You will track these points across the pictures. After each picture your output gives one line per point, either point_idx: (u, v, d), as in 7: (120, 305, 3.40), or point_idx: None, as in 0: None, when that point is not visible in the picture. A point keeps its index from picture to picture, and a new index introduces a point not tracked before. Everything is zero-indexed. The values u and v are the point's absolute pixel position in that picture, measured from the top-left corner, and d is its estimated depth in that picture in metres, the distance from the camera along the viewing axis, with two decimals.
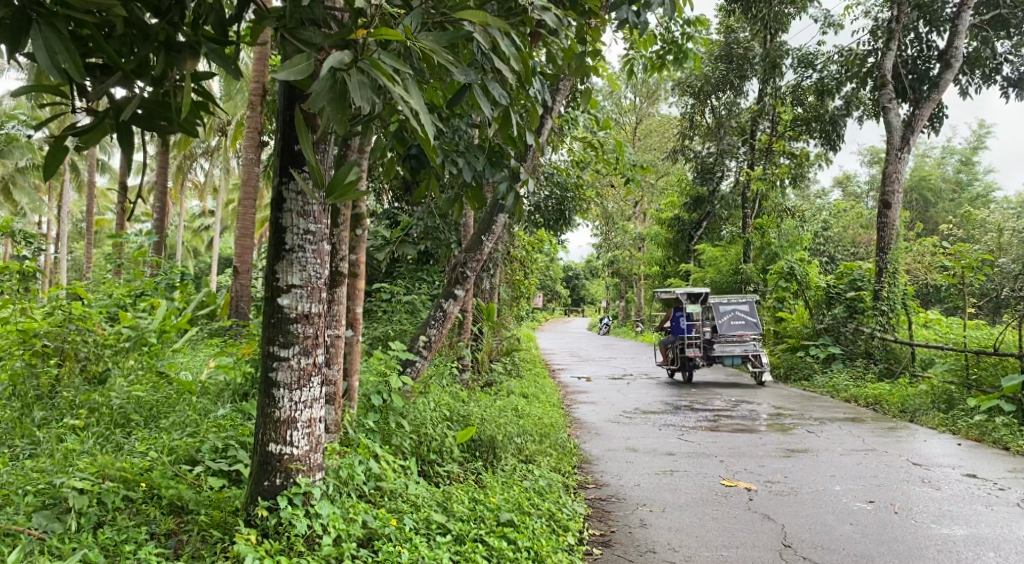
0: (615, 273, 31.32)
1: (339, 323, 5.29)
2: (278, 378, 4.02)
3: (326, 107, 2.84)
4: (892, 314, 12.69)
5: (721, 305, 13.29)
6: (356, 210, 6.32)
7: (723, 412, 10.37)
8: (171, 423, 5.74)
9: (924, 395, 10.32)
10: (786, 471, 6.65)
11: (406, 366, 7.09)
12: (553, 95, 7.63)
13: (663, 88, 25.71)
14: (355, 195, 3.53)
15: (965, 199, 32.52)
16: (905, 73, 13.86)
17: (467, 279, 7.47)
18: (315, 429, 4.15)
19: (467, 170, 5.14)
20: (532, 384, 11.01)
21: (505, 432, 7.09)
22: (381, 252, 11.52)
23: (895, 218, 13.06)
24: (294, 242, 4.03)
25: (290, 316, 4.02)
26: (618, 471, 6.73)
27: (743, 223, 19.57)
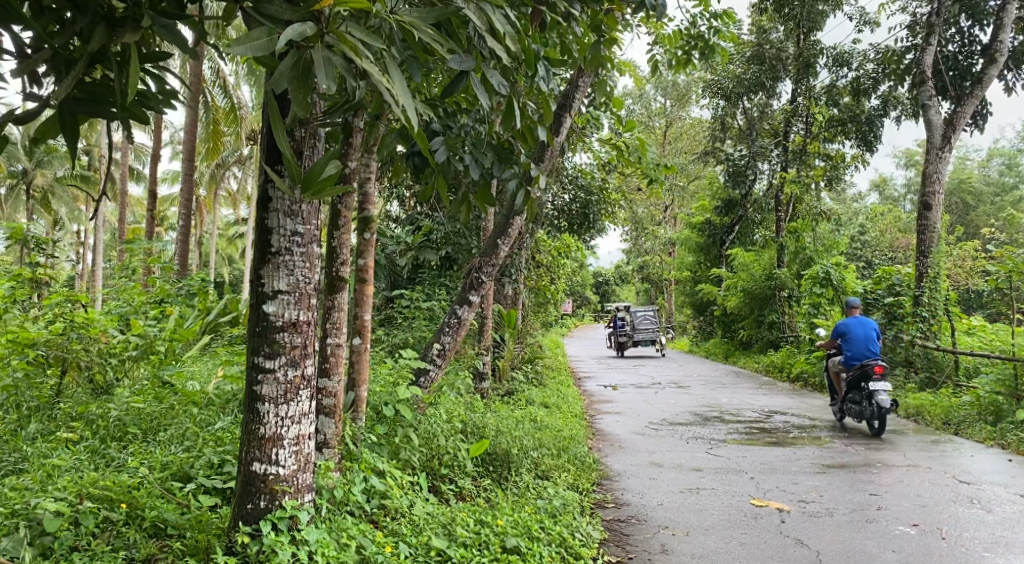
0: (645, 278, 30.80)
1: (339, 331, 5.00)
2: (262, 392, 3.71)
3: (289, 89, 2.68)
4: (933, 321, 12.18)
5: (637, 311, 20.92)
6: (364, 212, 6.04)
7: (754, 423, 9.93)
8: (167, 437, 5.46)
9: (969, 407, 9.82)
10: (822, 489, 6.23)
11: (418, 376, 6.82)
12: (572, 92, 7.32)
13: (693, 91, 25.31)
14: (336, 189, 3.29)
15: (1007, 202, 31.67)
16: (946, 69, 13.33)
17: (482, 285, 7.16)
18: (303, 447, 3.81)
19: (475, 167, 4.83)
20: (555, 394, 10.66)
21: (522, 445, 6.76)
22: (401, 258, 11.24)
23: (936, 220, 12.54)
24: (280, 245, 3.71)
25: (276, 324, 3.71)
26: (641, 488, 6.36)
27: (777, 226, 19.08)
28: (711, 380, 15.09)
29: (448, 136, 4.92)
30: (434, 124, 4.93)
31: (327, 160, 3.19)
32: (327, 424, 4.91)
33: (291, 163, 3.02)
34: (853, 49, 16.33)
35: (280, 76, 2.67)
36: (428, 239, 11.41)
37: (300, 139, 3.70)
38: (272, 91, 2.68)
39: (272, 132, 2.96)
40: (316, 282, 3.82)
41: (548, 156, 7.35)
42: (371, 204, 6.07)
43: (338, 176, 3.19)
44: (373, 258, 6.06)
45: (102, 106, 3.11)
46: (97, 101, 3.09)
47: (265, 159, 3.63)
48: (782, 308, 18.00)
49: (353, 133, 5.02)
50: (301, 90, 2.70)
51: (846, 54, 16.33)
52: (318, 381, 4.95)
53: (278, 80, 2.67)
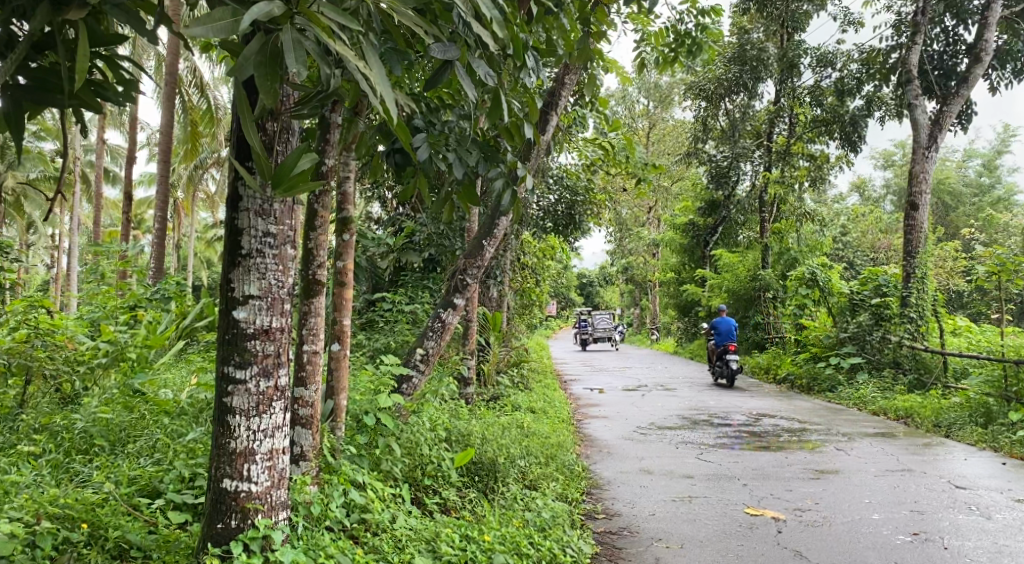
0: (629, 280, 30.69)
1: (316, 337, 4.77)
2: (232, 404, 3.48)
3: (254, 76, 2.51)
4: (921, 322, 12.06)
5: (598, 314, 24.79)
6: (343, 213, 5.82)
7: (743, 426, 9.77)
8: (136, 449, 5.20)
9: (959, 408, 9.70)
10: (817, 496, 6.05)
11: (401, 383, 6.59)
12: (558, 90, 7.13)
13: (676, 92, 25.23)
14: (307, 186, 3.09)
15: (987, 202, 31.79)
16: (930, 69, 13.24)
17: (467, 288, 6.94)
18: (277, 463, 3.58)
19: (459, 165, 4.61)
20: (541, 398, 10.46)
21: (509, 453, 6.55)
22: (384, 261, 11.00)
23: (923, 220, 12.43)
24: (251, 246, 3.49)
25: (247, 332, 3.48)
26: (631, 497, 6.17)
27: (760, 227, 19.00)
28: (698, 382, 14.94)
29: (431, 133, 4.69)
30: (416, 119, 4.70)
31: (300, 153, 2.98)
32: (304, 435, 4.67)
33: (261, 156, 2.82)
34: (837, 49, 16.24)
35: (244, 63, 2.50)
36: (410, 241, 11.20)
37: (272, 133, 3.48)
38: (235, 77, 2.51)
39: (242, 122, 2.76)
40: (290, 286, 3.59)
41: (534, 156, 7.13)
42: (350, 204, 5.85)
43: (313, 170, 3.00)
44: (353, 260, 5.85)
45: (49, 95, 2.94)
46: (43, 89, 2.93)
47: (233, 153, 3.41)
48: (767, 308, 17.87)
49: (331, 129, 4.78)
50: (267, 76, 2.52)
51: (829, 55, 16.23)
52: (294, 390, 4.73)
53: (242, 66, 2.50)
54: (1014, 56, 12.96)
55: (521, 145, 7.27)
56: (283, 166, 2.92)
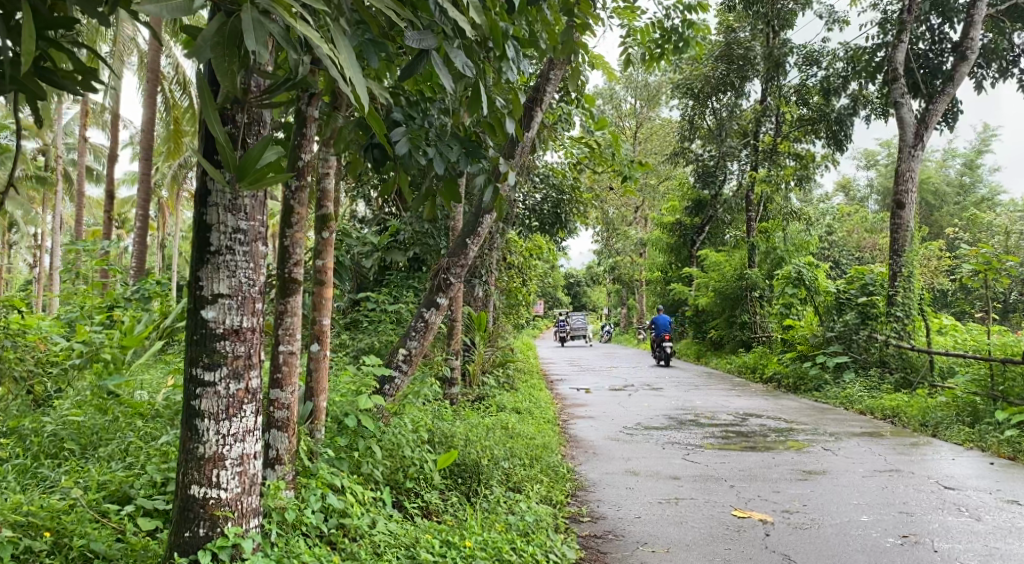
0: (616, 280, 30.61)
1: (293, 337, 4.63)
2: (201, 407, 3.34)
3: (212, 58, 2.47)
4: (907, 321, 12.01)
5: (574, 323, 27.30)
6: (322, 211, 5.70)
7: (730, 426, 9.68)
8: (107, 453, 5.05)
9: (946, 408, 9.64)
10: (805, 497, 5.97)
11: (383, 383, 6.46)
12: (542, 87, 7.03)
13: (662, 91, 25.22)
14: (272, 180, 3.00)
15: (970, 203, 31.93)
16: (916, 67, 13.19)
17: (450, 287, 6.80)
18: (248, 468, 3.44)
19: (439, 161, 4.50)
20: (527, 398, 10.34)
21: (493, 455, 6.43)
22: (368, 260, 10.85)
23: (909, 219, 12.39)
24: (221, 243, 3.36)
25: (216, 332, 3.35)
26: (617, 499, 6.06)
27: (747, 226, 18.97)
28: (684, 382, 14.86)
29: (411, 126, 4.55)
30: (396, 113, 4.56)
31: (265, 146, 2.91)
32: (279, 438, 4.54)
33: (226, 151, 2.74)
34: (823, 48, 16.22)
35: (202, 45, 2.47)
36: (394, 240, 11.08)
37: (241, 126, 3.38)
38: (192, 61, 2.48)
39: (202, 115, 2.70)
40: (262, 285, 3.47)
41: (518, 153, 7.02)
42: (330, 200, 5.74)
43: (279, 164, 2.92)
44: (333, 259, 5.74)
45: None
46: None
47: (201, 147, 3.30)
48: (753, 308, 17.80)
49: (307, 123, 4.65)
50: (225, 59, 2.49)
51: (815, 53, 16.20)
52: (270, 392, 4.59)
53: (200, 49, 2.47)
54: (999, 54, 12.94)
55: (505, 142, 7.16)
56: (247, 159, 2.84)
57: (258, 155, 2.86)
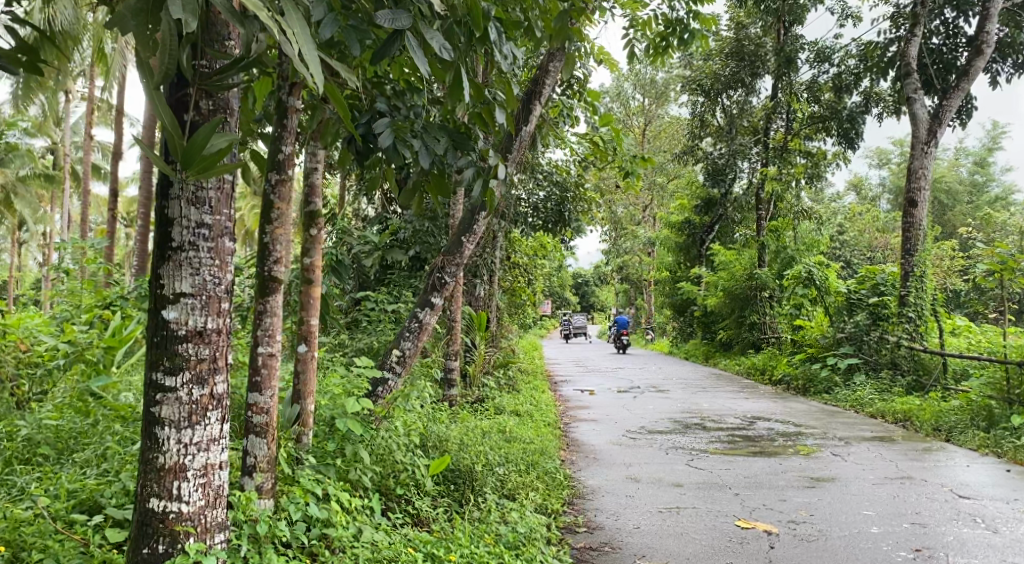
0: (624, 279, 30.32)
1: (273, 338, 4.42)
2: (161, 414, 3.13)
3: (134, 24, 2.55)
4: (919, 322, 11.71)
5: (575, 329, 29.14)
6: (310, 207, 5.50)
7: (736, 430, 9.41)
8: (83, 458, 4.83)
9: (960, 412, 9.35)
10: (812, 507, 5.72)
11: (375, 386, 6.25)
12: (541, 79, 6.80)
13: (672, 89, 24.95)
14: (223, 169, 2.87)
15: (983, 203, 31.46)
16: (930, 63, 12.85)
17: (445, 286, 6.59)
18: (212, 479, 3.22)
19: (424, 154, 4.24)
20: (529, 400, 10.08)
21: (487, 461, 6.20)
22: (368, 259, 10.61)
23: (922, 217, 12.07)
24: (183, 239, 3.15)
25: (178, 334, 3.14)
26: (616, 508, 5.82)
27: (757, 225, 18.64)
28: (691, 383, 14.59)
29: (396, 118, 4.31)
30: (379, 104, 4.33)
31: (213, 134, 2.85)
32: (259, 445, 4.32)
33: (170, 132, 2.75)
34: (835, 44, 15.93)
35: (124, 12, 2.55)
36: (395, 238, 10.86)
37: (204, 113, 3.17)
38: (116, 31, 2.55)
39: (146, 100, 2.71)
40: (228, 284, 3.25)
41: (516, 148, 6.77)
42: (317, 196, 5.52)
43: (228, 150, 2.84)
44: (321, 256, 5.52)
45: None
46: None
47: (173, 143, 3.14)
48: (763, 308, 17.49)
49: (288, 114, 4.44)
50: (148, 26, 2.57)
51: (826, 50, 15.91)
52: (248, 395, 4.38)
53: (122, 16, 2.54)
54: (1015, 48, 12.62)
55: (502, 136, 6.93)
56: (192, 144, 2.81)
57: (202, 141, 2.81)
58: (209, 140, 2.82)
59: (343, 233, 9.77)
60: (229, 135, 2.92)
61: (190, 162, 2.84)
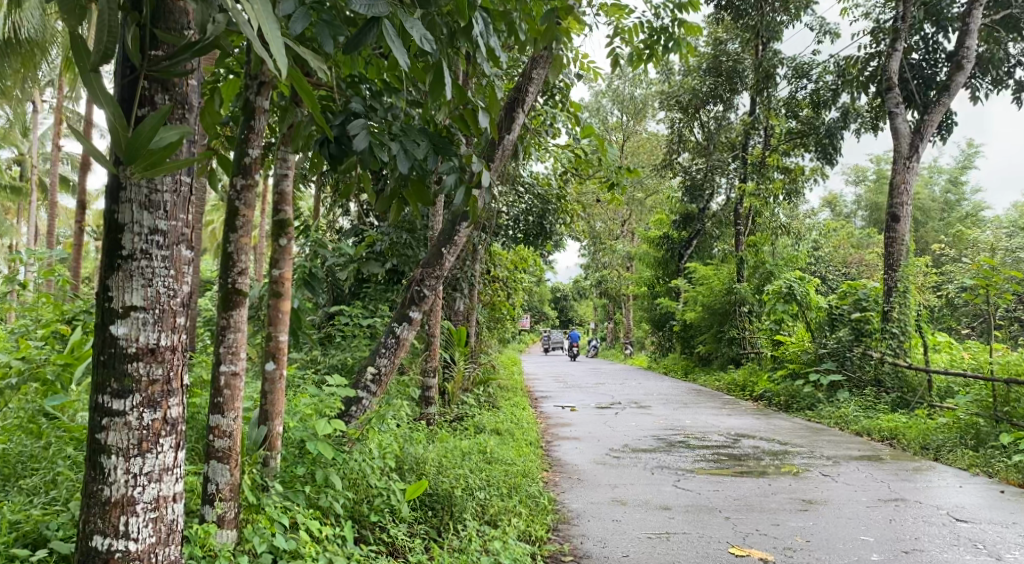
0: (602, 294, 30.11)
1: (236, 355, 4.10)
2: (107, 442, 2.80)
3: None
4: (903, 338, 11.55)
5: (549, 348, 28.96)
6: (280, 215, 5.21)
7: (721, 449, 9.15)
8: (30, 485, 4.52)
9: (947, 430, 9.17)
10: (807, 532, 5.49)
11: (349, 405, 5.94)
12: (524, 85, 6.57)
13: (649, 104, 24.86)
14: (174, 165, 2.58)
15: (956, 219, 31.68)
16: (910, 78, 12.52)
17: (423, 300, 6.30)
18: (164, 513, 2.89)
19: (402, 159, 3.93)
20: (509, 418, 9.77)
21: (466, 484, 5.89)
22: (343, 272, 10.26)
23: (904, 232, 11.91)
24: (135, 247, 2.83)
25: (128, 352, 2.81)
26: (603, 533, 5.55)
27: (736, 240, 18.47)
28: (673, 399, 14.33)
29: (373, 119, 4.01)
30: (354, 104, 4.02)
31: (162, 126, 2.58)
32: (221, 471, 4.02)
33: (112, 124, 2.48)
34: (813, 60, 15.85)
35: None
36: (371, 250, 10.54)
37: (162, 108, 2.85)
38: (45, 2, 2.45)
39: (82, 84, 2.46)
40: (184, 296, 2.94)
41: (498, 156, 6.50)
42: (287, 203, 5.24)
43: (179, 142, 2.55)
44: (291, 268, 5.25)
45: None
46: None
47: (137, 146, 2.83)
48: (743, 323, 17.31)
49: (256, 115, 4.16)
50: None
51: (805, 65, 15.83)
52: (209, 418, 4.07)
53: None
54: (996, 64, 12.53)
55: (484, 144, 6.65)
56: (137, 138, 2.52)
57: (149, 133, 2.52)
58: (157, 130, 2.54)
59: (318, 245, 9.43)
60: (182, 128, 2.63)
61: (136, 159, 2.55)
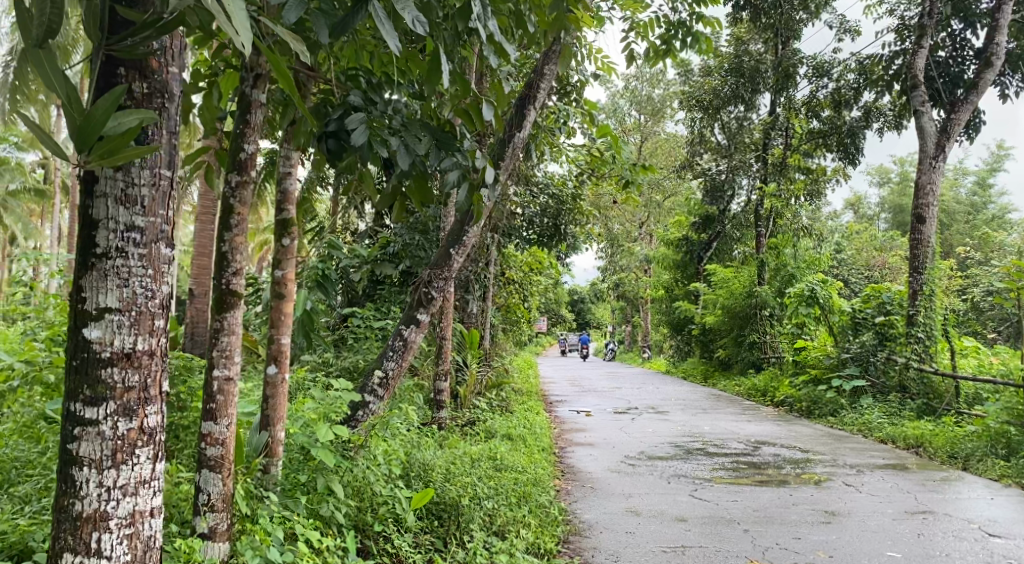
0: (620, 297, 29.84)
1: (230, 359, 3.93)
2: (78, 453, 2.63)
3: None
4: (929, 342, 11.24)
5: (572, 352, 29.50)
6: (283, 216, 5.07)
7: (740, 457, 8.91)
8: (22, 493, 4.37)
9: (976, 438, 8.88)
10: (830, 547, 5.27)
11: (355, 410, 5.76)
12: (536, 81, 6.40)
13: (668, 105, 24.60)
14: (131, 153, 2.44)
15: (981, 222, 31.13)
16: (936, 75, 12.14)
17: (432, 302, 6.12)
18: (140, 528, 2.71)
19: (403, 155, 3.76)
20: (522, 422, 9.57)
21: (474, 493, 5.68)
22: (355, 275, 10.09)
23: (930, 234, 11.57)
24: (109, 244, 2.65)
25: (101, 357, 2.64)
26: (615, 547, 5.35)
27: (756, 242, 18.15)
28: (691, 404, 14.07)
29: (372, 113, 3.82)
30: (353, 97, 3.83)
31: (118, 111, 2.44)
32: (212, 480, 3.87)
33: (61, 107, 2.35)
34: (834, 58, 15.55)
35: None
36: (384, 251, 10.38)
37: (139, 97, 2.68)
38: None
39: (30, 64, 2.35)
40: (163, 297, 2.77)
41: (509, 155, 6.32)
42: (291, 202, 5.09)
43: (134, 128, 2.41)
44: (295, 269, 5.09)
45: None
46: None
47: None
48: (764, 326, 16.99)
49: (252, 109, 3.99)
50: None
51: (826, 64, 15.54)
52: (202, 424, 3.91)
53: None
54: None
55: (494, 142, 6.46)
56: (88, 122, 2.38)
57: (101, 116, 2.38)
58: (111, 113, 2.39)
59: (330, 247, 9.27)
60: (143, 114, 2.48)
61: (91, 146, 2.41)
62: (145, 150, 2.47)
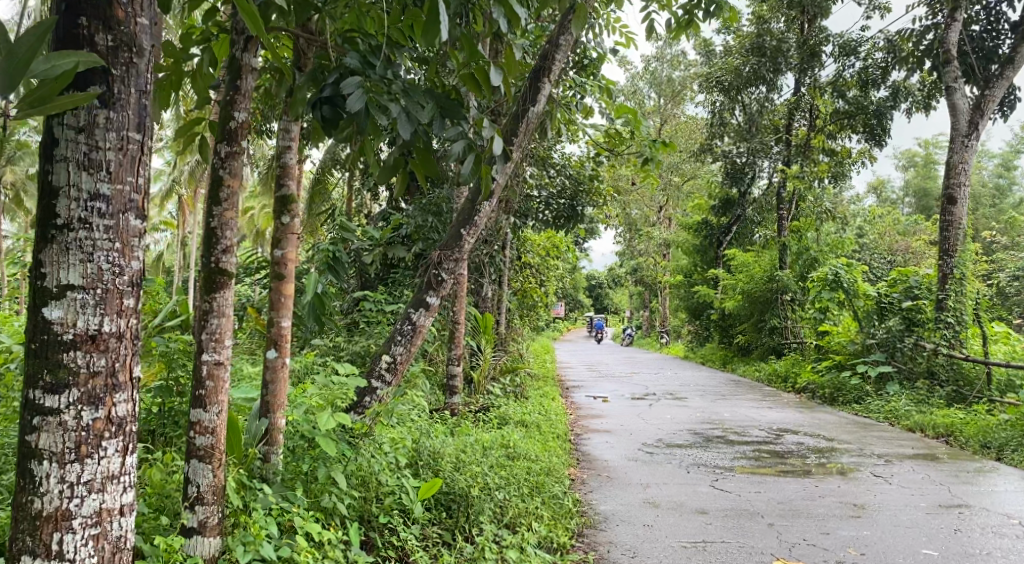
0: (638, 281, 29.47)
1: (220, 342, 3.68)
2: (37, 444, 2.44)
3: None
4: (958, 328, 10.88)
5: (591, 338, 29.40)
6: (282, 192, 4.81)
7: (763, 445, 8.60)
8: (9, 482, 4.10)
9: (1010, 428, 8.54)
10: (861, 544, 5.00)
11: (362, 396, 5.50)
12: (550, 52, 6.11)
13: (688, 87, 24.12)
14: (60, 101, 2.25)
15: (1007, 206, 30.49)
16: (969, 51, 11.64)
17: (442, 284, 5.86)
18: (105, 526, 2.52)
19: (405, 123, 3.49)
20: (537, 409, 9.31)
21: (484, 484, 5.43)
22: (367, 257, 9.83)
23: (961, 216, 11.17)
24: (71, 215, 2.43)
25: (63, 340, 2.43)
26: (632, 542, 5.09)
27: (777, 225, 17.72)
28: (711, 390, 13.75)
29: (370, 77, 3.55)
30: (349, 59, 3.56)
31: (51, 53, 2.23)
32: (201, 472, 3.63)
33: None
34: (861, 36, 15.07)
35: None
36: (396, 233, 10.11)
37: (103, 50, 2.45)
38: None
39: None
40: (133, 275, 2.55)
41: (522, 130, 6.07)
42: (292, 177, 4.82)
43: (65, 71, 2.22)
44: (296, 248, 4.84)
45: None
46: None
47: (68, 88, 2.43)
48: (785, 311, 16.60)
49: (242, 75, 3.72)
50: None
51: (852, 42, 15.05)
52: (191, 412, 3.67)
53: None
54: None
55: (507, 117, 6.19)
56: (12, 57, 2.15)
57: (27, 54, 2.17)
58: (39, 52, 2.18)
59: (341, 229, 9.02)
60: (79, 60, 2.27)
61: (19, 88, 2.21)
62: (80, 98, 2.26)
